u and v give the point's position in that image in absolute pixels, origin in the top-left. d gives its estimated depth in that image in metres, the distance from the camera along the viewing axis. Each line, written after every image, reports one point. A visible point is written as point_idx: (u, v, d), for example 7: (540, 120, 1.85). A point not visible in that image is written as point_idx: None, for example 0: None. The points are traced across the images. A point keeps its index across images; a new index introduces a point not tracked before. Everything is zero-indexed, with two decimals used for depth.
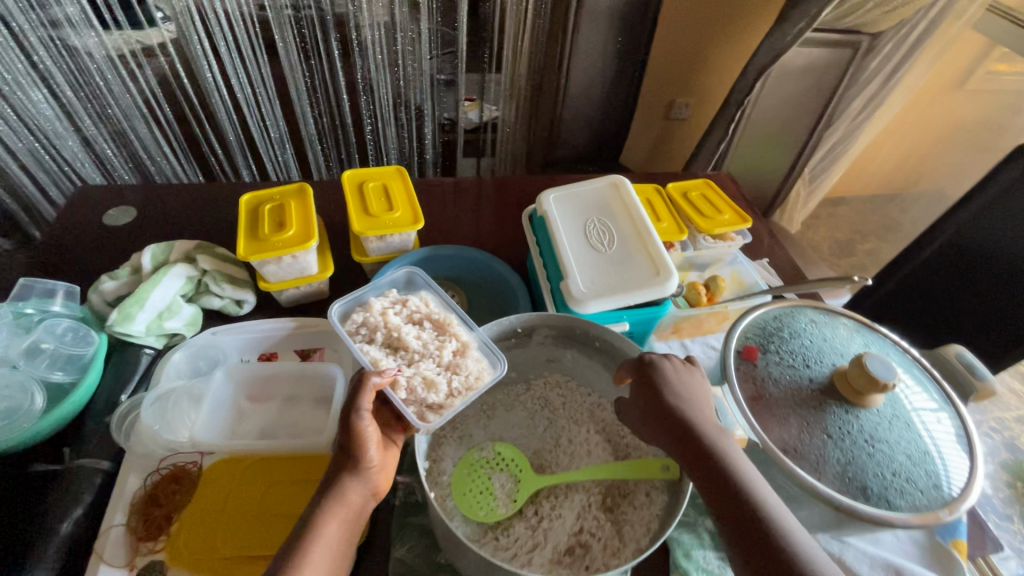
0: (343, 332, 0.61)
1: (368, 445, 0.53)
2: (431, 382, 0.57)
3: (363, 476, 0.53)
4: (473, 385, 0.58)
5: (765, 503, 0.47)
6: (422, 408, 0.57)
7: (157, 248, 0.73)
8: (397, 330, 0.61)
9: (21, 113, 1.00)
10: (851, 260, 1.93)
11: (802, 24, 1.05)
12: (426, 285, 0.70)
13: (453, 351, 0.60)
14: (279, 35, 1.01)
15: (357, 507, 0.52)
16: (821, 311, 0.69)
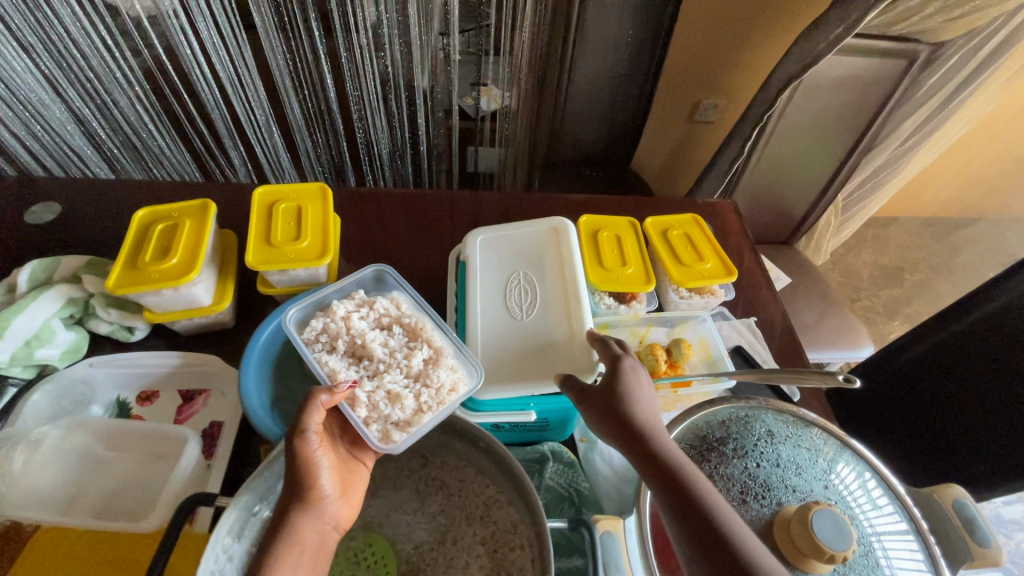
0: (299, 341, 0.57)
1: (319, 473, 0.48)
2: (397, 397, 0.53)
3: (318, 509, 0.47)
4: (445, 399, 0.53)
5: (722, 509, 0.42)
6: (387, 426, 0.52)
7: (38, 265, 0.67)
8: (361, 338, 0.57)
9: (7, 82, 0.83)
10: (894, 293, 1.69)
11: (840, 29, 0.86)
12: (397, 284, 0.66)
13: (424, 360, 0.55)
14: (252, 8, 0.83)
15: (318, 542, 0.46)
16: (784, 419, 0.55)
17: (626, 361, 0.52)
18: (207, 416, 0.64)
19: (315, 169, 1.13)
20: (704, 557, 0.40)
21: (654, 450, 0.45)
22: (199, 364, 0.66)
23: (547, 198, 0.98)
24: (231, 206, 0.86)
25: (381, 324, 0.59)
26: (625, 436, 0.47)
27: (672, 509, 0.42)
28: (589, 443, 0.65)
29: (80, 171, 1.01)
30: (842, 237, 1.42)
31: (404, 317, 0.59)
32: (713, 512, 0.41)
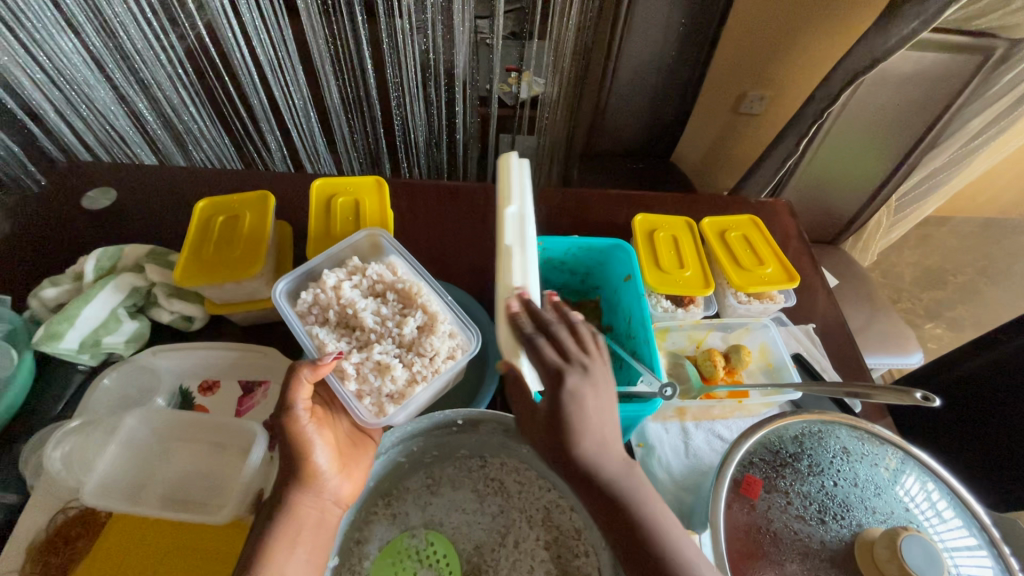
0: (291, 314, 0.58)
1: (314, 451, 0.48)
2: (387, 368, 0.55)
3: (315, 487, 0.48)
4: (438, 367, 0.55)
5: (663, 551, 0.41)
6: (380, 399, 0.54)
7: (104, 253, 0.68)
8: (351, 307, 0.58)
9: (54, 63, 0.83)
10: (937, 294, 1.64)
11: (915, 24, 0.81)
12: (394, 250, 0.65)
13: (416, 329, 0.57)
14: None
15: (316, 518, 0.47)
16: (860, 435, 0.54)
17: (563, 388, 0.42)
18: (267, 408, 0.64)
19: (353, 156, 1.11)
20: None
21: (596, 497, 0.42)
22: (260, 353, 0.67)
23: (594, 193, 0.96)
24: (281, 196, 0.85)
25: (373, 292, 0.60)
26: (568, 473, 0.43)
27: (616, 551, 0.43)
28: (647, 449, 0.64)
29: (124, 155, 1.01)
30: (889, 238, 1.38)
31: (396, 283, 0.60)
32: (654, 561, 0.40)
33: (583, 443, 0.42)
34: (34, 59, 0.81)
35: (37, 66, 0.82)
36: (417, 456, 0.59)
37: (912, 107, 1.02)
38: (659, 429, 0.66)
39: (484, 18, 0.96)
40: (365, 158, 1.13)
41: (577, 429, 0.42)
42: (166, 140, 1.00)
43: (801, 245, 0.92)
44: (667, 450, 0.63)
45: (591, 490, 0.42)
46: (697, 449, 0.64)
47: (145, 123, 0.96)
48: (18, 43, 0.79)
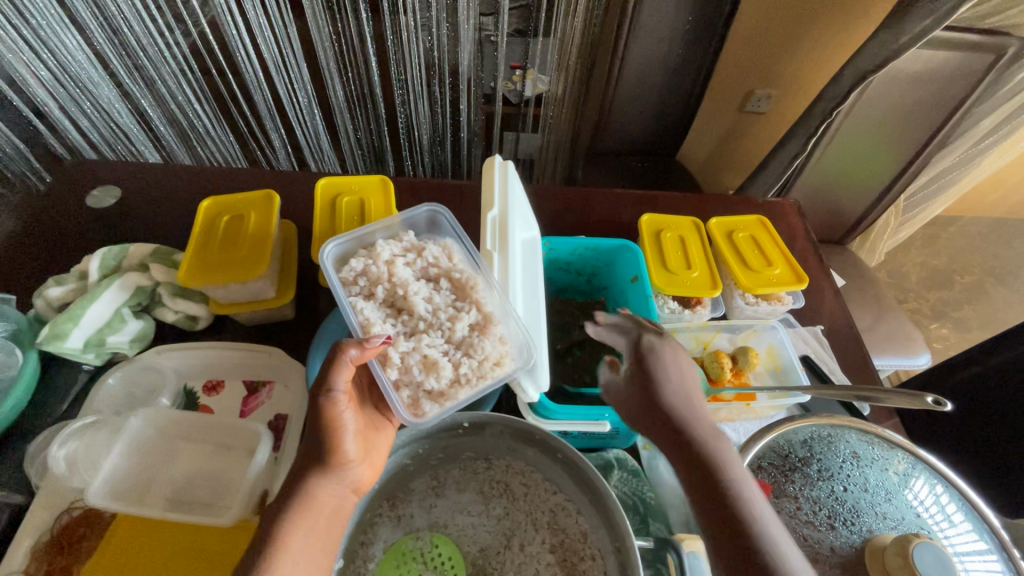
0: (337, 280, 0.53)
1: (345, 437, 0.47)
2: (434, 364, 0.50)
3: (339, 474, 0.47)
4: (486, 374, 0.50)
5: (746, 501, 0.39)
6: (418, 394, 0.49)
7: (108, 252, 0.68)
8: (402, 288, 0.53)
9: (59, 60, 0.82)
10: (943, 294, 1.63)
11: (927, 22, 0.79)
12: (450, 230, 0.59)
13: (469, 327, 0.52)
14: None
15: (334, 506, 0.46)
16: (870, 440, 0.53)
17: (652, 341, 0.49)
18: (272, 408, 0.64)
19: (357, 155, 1.11)
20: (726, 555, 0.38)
21: (676, 441, 0.43)
22: (264, 354, 0.67)
23: (599, 193, 0.95)
24: (286, 195, 0.85)
25: (426, 275, 0.55)
26: (654, 424, 0.46)
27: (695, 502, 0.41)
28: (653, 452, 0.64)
29: (129, 154, 1.00)
30: (897, 239, 1.37)
31: (452, 271, 0.55)
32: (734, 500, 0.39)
33: (669, 392, 0.46)
34: (39, 56, 0.81)
35: (42, 64, 0.82)
36: (422, 458, 0.59)
37: (921, 106, 1.01)
38: None
39: (489, 15, 0.95)
40: (369, 155, 1.12)
41: (663, 384, 0.47)
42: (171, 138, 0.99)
43: (808, 245, 0.91)
44: None
45: (672, 438, 0.44)
46: None
47: (149, 119, 0.95)
48: (23, 40, 0.79)
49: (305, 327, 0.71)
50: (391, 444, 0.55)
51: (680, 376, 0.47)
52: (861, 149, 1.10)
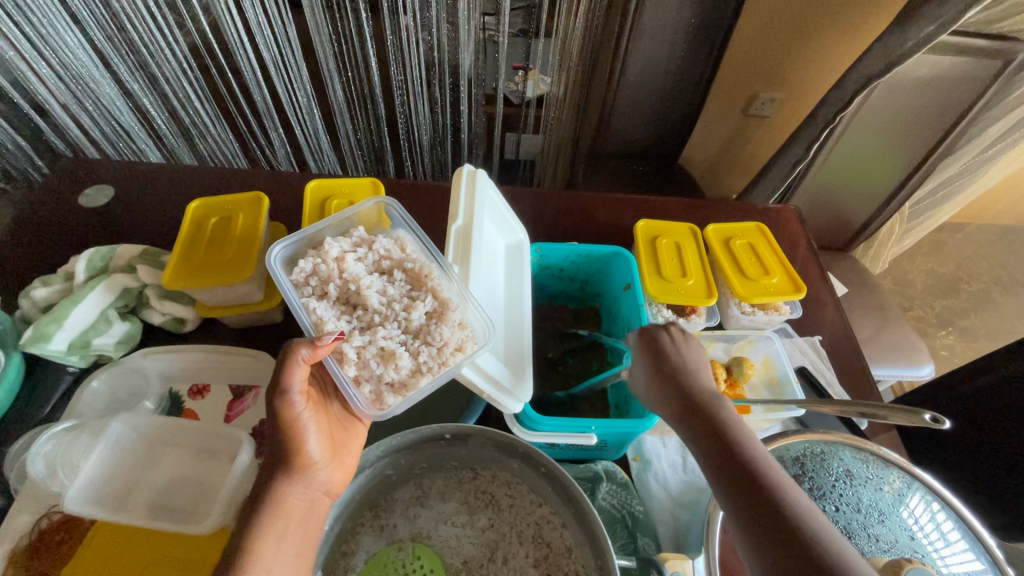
0: (287, 283, 0.51)
1: (305, 437, 0.46)
2: (391, 356, 0.49)
3: (306, 476, 0.46)
4: (446, 360, 0.48)
5: (760, 462, 0.42)
6: (380, 388, 0.48)
7: (96, 253, 0.67)
8: (354, 282, 0.51)
9: (60, 59, 0.82)
10: (950, 303, 1.61)
11: (934, 27, 0.78)
12: (402, 222, 0.59)
13: (426, 314, 0.50)
14: None
15: (305, 510, 0.46)
16: (864, 458, 0.52)
17: (670, 332, 0.53)
18: (256, 414, 0.63)
19: (355, 155, 1.10)
20: (738, 508, 0.40)
21: (694, 414, 0.47)
22: (249, 357, 0.66)
23: (597, 197, 0.94)
24: (279, 195, 0.84)
25: (379, 268, 0.54)
26: (672, 402, 0.49)
27: (709, 465, 0.43)
28: (643, 464, 0.63)
29: (130, 152, 1.00)
30: (902, 246, 1.35)
31: (405, 261, 0.54)
32: (748, 461, 0.42)
33: (686, 376, 0.50)
34: (41, 54, 0.81)
35: (44, 62, 0.81)
36: (406, 467, 0.58)
37: (929, 112, 0.99)
38: (658, 443, 0.64)
39: (489, 15, 0.94)
40: (367, 156, 1.11)
41: (680, 369, 0.50)
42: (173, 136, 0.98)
43: (809, 253, 0.90)
44: (664, 467, 0.62)
45: (689, 412, 0.47)
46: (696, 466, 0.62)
47: (149, 117, 0.95)
48: (24, 36, 0.78)
49: (293, 330, 0.70)
50: (370, 454, 0.53)
51: (696, 364, 0.51)
52: (866, 155, 1.08)
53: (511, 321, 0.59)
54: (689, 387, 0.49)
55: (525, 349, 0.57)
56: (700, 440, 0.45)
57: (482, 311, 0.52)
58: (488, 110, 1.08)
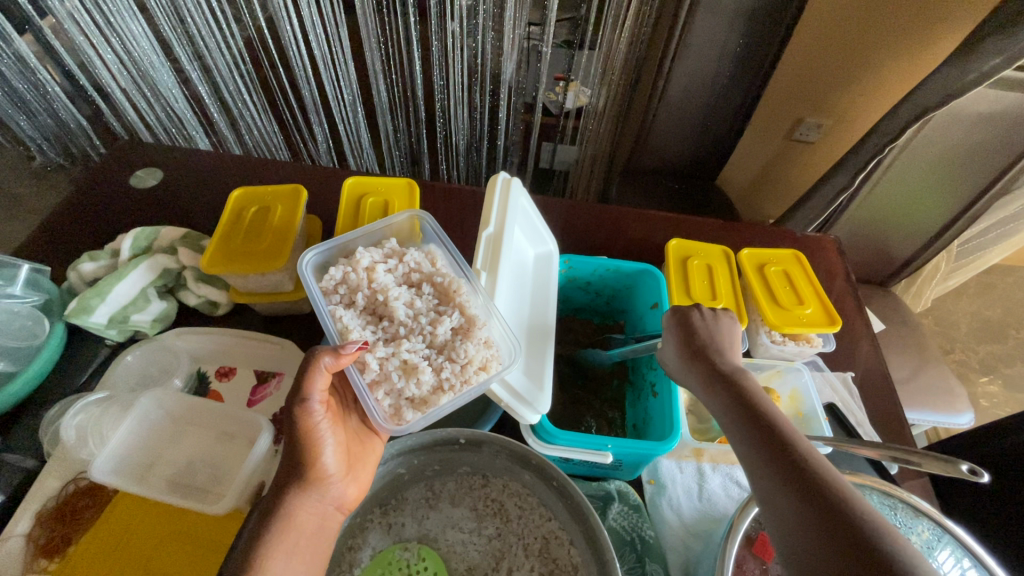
0: (317, 290, 0.53)
1: (321, 449, 0.46)
2: (414, 370, 0.49)
3: (319, 489, 0.46)
4: (469, 378, 0.48)
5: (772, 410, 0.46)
6: (400, 402, 0.49)
7: (141, 232, 0.70)
8: (382, 293, 0.53)
9: (125, 47, 0.86)
10: (995, 349, 1.53)
11: (996, 61, 0.75)
12: (436, 236, 0.60)
13: (451, 330, 0.51)
14: None
15: (318, 522, 0.46)
16: (893, 504, 0.51)
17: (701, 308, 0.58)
18: (278, 401, 0.64)
19: (392, 154, 1.11)
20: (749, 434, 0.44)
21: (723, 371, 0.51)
22: (276, 345, 0.67)
23: (629, 213, 0.93)
24: (315, 189, 0.86)
25: (409, 280, 0.55)
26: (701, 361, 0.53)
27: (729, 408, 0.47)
28: (657, 487, 0.61)
29: (180, 138, 1.04)
30: (946, 285, 1.29)
31: (434, 275, 0.55)
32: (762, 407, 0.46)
33: (717, 345, 0.54)
34: (107, 41, 0.85)
35: (109, 48, 0.86)
36: (419, 468, 0.58)
37: (984, 148, 0.95)
38: (673, 467, 0.63)
39: (535, 24, 0.93)
40: (402, 157, 1.13)
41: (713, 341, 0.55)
42: (221, 125, 1.02)
43: (847, 286, 0.86)
44: (679, 492, 0.60)
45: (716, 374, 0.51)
46: (712, 494, 0.61)
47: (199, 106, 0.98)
48: (94, 23, 0.83)
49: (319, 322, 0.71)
50: (385, 452, 0.54)
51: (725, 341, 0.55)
52: (914, 189, 1.04)
53: (535, 334, 0.59)
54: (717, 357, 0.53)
55: (548, 360, 0.57)
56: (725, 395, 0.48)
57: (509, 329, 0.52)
58: (526, 118, 1.08)
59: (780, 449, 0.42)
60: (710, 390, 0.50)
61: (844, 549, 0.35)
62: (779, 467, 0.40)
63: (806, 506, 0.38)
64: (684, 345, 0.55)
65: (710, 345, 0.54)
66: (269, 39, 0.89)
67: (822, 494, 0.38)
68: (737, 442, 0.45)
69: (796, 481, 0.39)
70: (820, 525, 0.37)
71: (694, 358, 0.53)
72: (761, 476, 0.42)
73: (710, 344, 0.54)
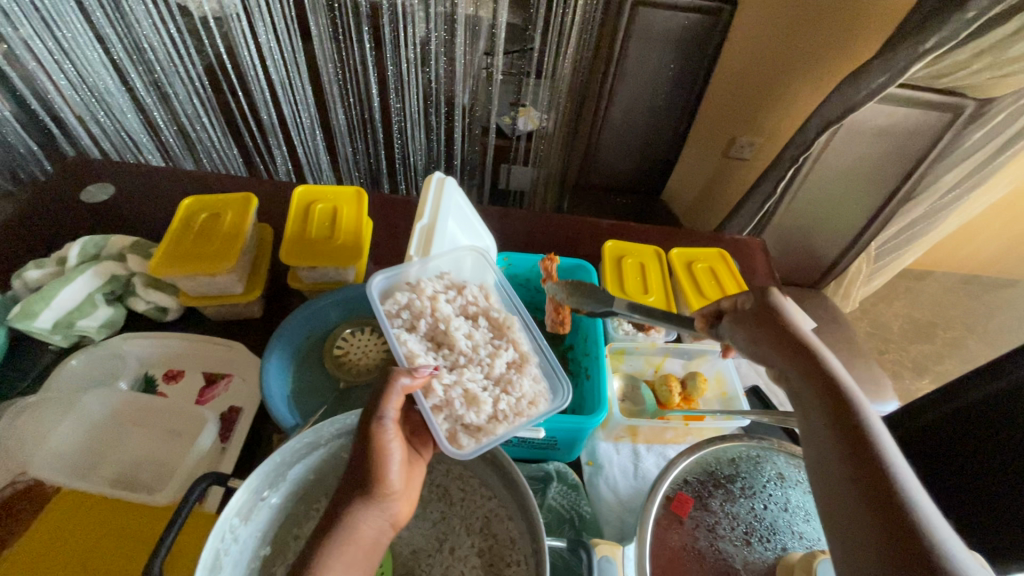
0: (381, 312, 0.52)
1: (389, 465, 0.44)
2: (474, 399, 0.49)
3: (382, 504, 0.43)
4: (524, 412, 0.50)
5: (874, 427, 0.37)
6: (456, 426, 0.48)
7: (90, 241, 0.71)
8: (444, 323, 0.53)
9: (80, 72, 0.89)
10: (924, 349, 1.64)
11: (883, 79, 0.86)
12: (491, 273, 0.61)
13: (508, 364, 0.53)
14: (310, 17, 0.86)
15: (372, 540, 0.42)
16: (797, 463, 0.54)
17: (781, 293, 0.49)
18: (227, 401, 0.65)
19: (350, 172, 1.15)
20: (842, 453, 0.36)
21: (818, 369, 0.42)
22: (226, 347, 0.69)
23: (573, 222, 0.99)
24: (268, 202, 0.89)
25: (465, 313, 0.56)
26: (795, 357, 0.44)
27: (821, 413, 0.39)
28: (595, 468, 0.65)
29: (135, 160, 1.06)
30: (872, 287, 1.39)
31: (491, 311, 0.56)
32: (862, 422, 0.37)
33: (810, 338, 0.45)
34: (61, 67, 0.87)
35: (63, 74, 0.88)
36: None
37: (887, 159, 1.06)
38: (610, 448, 0.67)
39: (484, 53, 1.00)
40: (360, 175, 1.16)
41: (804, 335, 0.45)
42: (177, 147, 1.04)
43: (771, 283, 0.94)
44: (615, 470, 0.64)
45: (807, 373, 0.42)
46: (646, 471, 0.65)
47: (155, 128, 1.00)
48: (47, 49, 0.85)
49: (270, 326, 0.74)
50: (325, 430, 0.51)
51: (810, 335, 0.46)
52: (832, 197, 1.14)
53: None
54: (812, 352, 0.43)
55: None
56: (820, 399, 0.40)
57: (552, 363, 0.54)
58: None
59: (878, 483, 0.33)
60: (804, 389, 0.41)
61: None
62: (868, 503, 0.33)
63: (877, 559, 0.31)
64: (768, 329, 0.47)
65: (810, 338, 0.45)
66: (228, 69, 0.92)
67: (907, 542, 0.30)
68: (820, 456, 0.37)
69: (878, 520, 0.32)
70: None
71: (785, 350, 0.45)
72: (844, 503, 0.34)
73: (803, 337, 0.45)
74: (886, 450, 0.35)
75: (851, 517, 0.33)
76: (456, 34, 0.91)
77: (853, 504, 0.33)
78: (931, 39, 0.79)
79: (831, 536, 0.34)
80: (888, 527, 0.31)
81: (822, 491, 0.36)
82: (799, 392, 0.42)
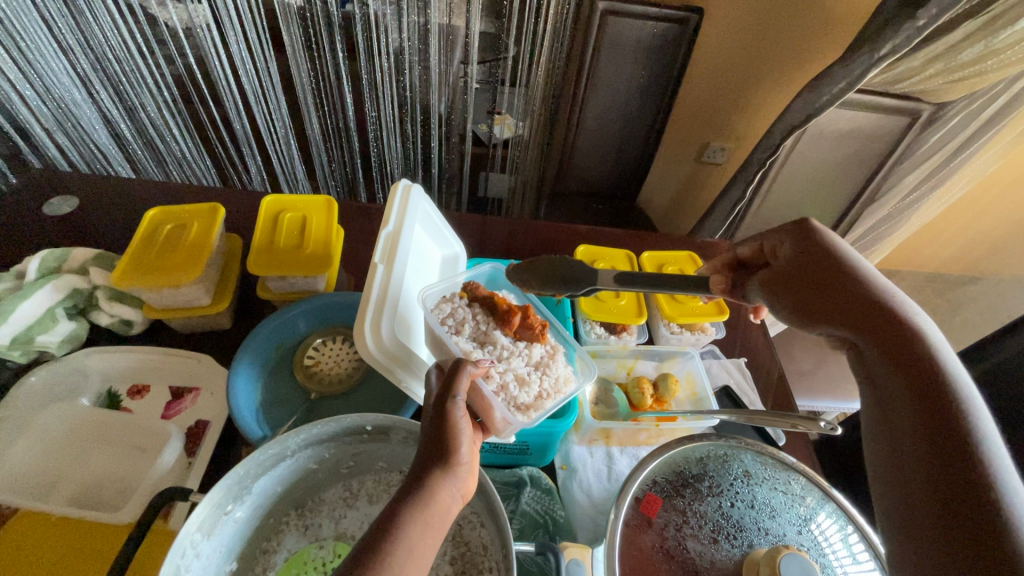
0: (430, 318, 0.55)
1: (462, 435, 0.42)
2: (523, 381, 0.54)
3: (455, 476, 0.41)
4: (563, 389, 0.56)
5: (931, 350, 0.38)
6: (513, 406, 0.53)
7: (50, 254, 0.70)
8: (486, 324, 0.57)
9: (45, 83, 0.87)
10: None
11: (843, 85, 0.88)
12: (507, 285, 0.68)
13: (541, 351, 0.58)
14: (283, 27, 0.86)
15: (447, 509, 0.39)
16: (764, 460, 0.55)
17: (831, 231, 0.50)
18: (193, 415, 0.64)
19: (325, 181, 1.14)
20: (894, 374, 0.38)
21: (871, 299, 0.43)
22: (192, 360, 0.68)
23: (548, 228, 1.00)
24: (239, 213, 0.88)
25: None
26: (846, 286, 0.45)
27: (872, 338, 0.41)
28: (569, 472, 0.65)
29: (103, 171, 1.04)
30: None
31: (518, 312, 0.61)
32: (916, 347, 0.39)
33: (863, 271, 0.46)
34: (25, 78, 0.85)
35: (27, 85, 0.86)
36: (332, 465, 0.57)
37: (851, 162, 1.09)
38: (584, 451, 0.67)
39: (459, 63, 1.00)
40: (336, 185, 1.15)
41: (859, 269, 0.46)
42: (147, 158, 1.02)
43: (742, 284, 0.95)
44: (589, 473, 0.64)
45: (858, 301, 0.44)
46: (619, 473, 0.65)
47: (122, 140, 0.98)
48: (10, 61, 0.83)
49: (239, 337, 0.73)
50: (291, 441, 0.50)
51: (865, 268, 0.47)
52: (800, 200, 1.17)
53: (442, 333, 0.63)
54: (866, 284, 0.45)
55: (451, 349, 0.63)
56: (870, 325, 0.42)
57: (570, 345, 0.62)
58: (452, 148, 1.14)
59: (953, 453, 0.32)
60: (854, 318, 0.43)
61: (940, 489, 0.32)
62: (914, 416, 0.35)
63: (915, 465, 0.34)
64: (814, 266, 0.48)
65: (877, 293, 0.44)
66: (199, 80, 0.91)
67: (944, 450, 0.33)
68: (875, 379, 0.40)
69: (919, 430, 0.35)
70: (924, 501, 0.32)
71: (833, 281, 0.46)
72: (890, 420, 0.37)
73: (854, 270, 0.46)
74: (937, 370, 0.37)
75: (897, 428, 0.36)
76: (429, 44, 0.91)
77: (899, 418, 0.36)
78: (886, 46, 0.82)
79: (877, 456, 0.37)
80: (926, 438, 0.34)
81: (873, 411, 0.39)
82: (848, 329, 0.44)
